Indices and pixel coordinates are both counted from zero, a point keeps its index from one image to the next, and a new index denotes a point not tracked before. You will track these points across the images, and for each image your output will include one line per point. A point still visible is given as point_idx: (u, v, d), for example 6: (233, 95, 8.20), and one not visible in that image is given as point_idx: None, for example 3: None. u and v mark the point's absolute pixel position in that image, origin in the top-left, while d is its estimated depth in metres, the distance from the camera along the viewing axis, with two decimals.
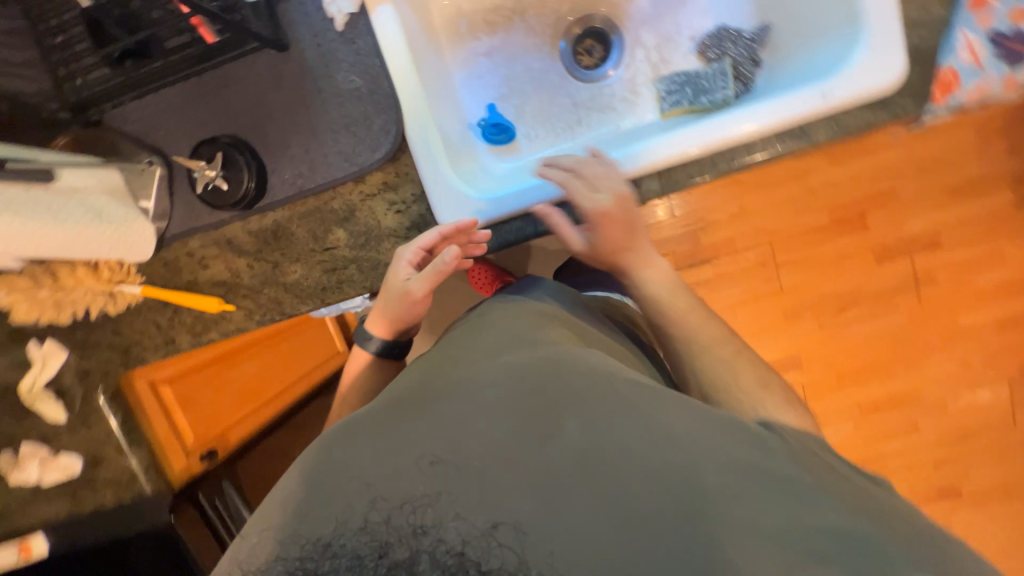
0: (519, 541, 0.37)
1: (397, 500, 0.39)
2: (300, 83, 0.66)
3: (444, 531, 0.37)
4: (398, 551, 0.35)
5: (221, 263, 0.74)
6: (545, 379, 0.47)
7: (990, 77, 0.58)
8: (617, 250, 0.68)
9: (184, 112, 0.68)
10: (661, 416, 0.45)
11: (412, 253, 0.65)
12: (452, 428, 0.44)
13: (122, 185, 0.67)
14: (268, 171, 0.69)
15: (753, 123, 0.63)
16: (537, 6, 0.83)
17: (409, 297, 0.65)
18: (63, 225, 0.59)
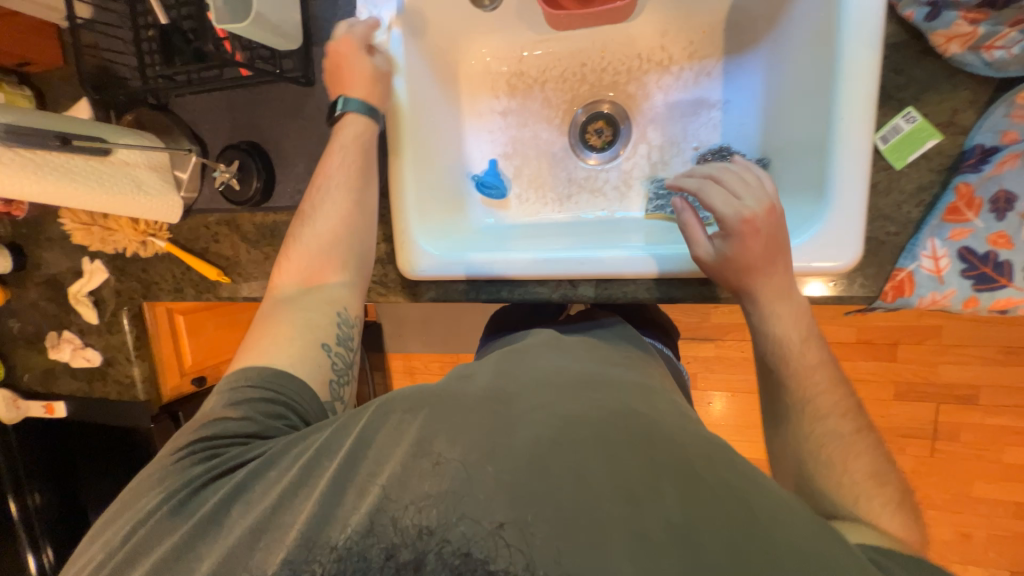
0: (527, 543, 0.36)
1: (405, 501, 0.40)
2: (317, 117, 0.77)
3: (450, 532, 0.38)
4: (405, 553, 0.38)
5: (228, 242, 0.87)
6: (609, 414, 0.43)
7: (949, 291, 0.55)
8: (753, 272, 0.59)
9: (224, 115, 0.81)
10: (711, 480, 0.39)
11: (353, 40, 0.70)
12: (488, 433, 0.42)
13: (167, 162, 0.82)
14: (275, 180, 0.81)
15: (816, 260, 0.59)
16: (559, 79, 0.86)
17: (379, 75, 0.72)
18: (109, 191, 0.73)
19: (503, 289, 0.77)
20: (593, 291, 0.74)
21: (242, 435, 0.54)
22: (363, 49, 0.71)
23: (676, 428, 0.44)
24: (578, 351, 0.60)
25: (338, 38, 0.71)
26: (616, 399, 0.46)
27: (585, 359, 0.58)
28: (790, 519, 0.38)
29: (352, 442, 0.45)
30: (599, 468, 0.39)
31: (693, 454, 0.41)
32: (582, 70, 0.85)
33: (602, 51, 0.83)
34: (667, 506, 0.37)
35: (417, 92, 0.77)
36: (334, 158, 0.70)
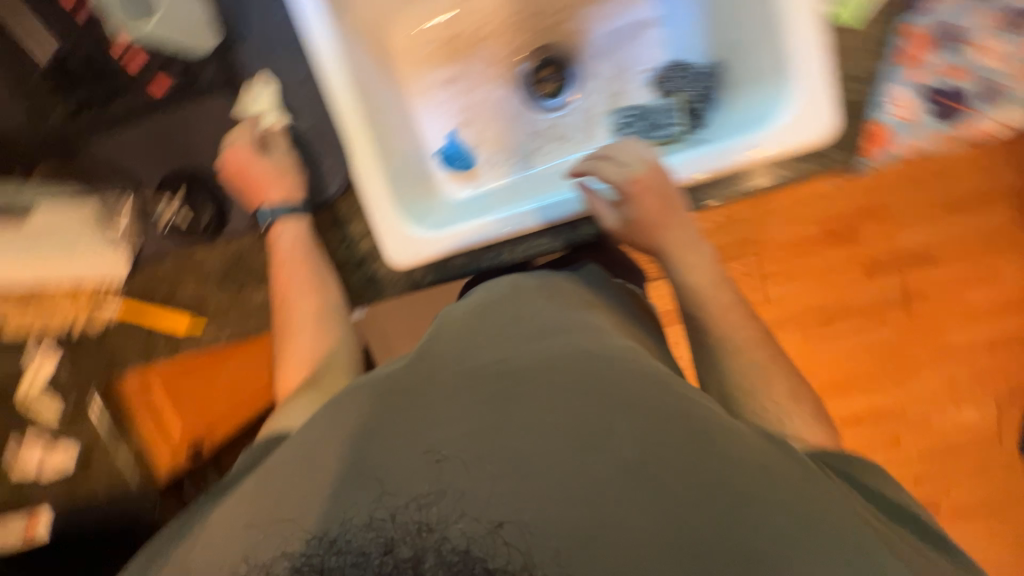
0: (525, 542, 0.34)
1: (405, 496, 0.36)
2: (254, 124, 0.70)
3: (452, 527, 0.33)
4: (404, 550, 0.32)
5: (191, 285, 0.79)
6: (595, 381, 0.44)
7: (922, 129, 0.59)
8: (655, 228, 0.65)
9: (149, 148, 0.72)
10: (681, 418, 0.41)
11: (237, 152, 0.70)
12: (490, 423, 0.41)
13: (94, 216, 0.73)
14: (228, 204, 0.74)
15: (797, 137, 0.59)
16: (494, 35, 0.84)
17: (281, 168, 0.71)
18: (46, 257, 0.69)
19: (503, 252, 0.75)
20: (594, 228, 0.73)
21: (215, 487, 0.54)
22: (250, 155, 0.70)
23: (641, 367, 0.48)
24: (549, 308, 0.59)
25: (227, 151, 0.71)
26: (572, 349, 0.49)
27: (545, 312, 0.58)
28: (748, 442, 0.42)
29: (362, 428, 0.44)
30: (589, 423, 0.41)
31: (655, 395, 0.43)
32: (516, 20, 0.83)
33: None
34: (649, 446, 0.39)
35: (359, 73, 0.72)
36: (282, 273, 0.70)
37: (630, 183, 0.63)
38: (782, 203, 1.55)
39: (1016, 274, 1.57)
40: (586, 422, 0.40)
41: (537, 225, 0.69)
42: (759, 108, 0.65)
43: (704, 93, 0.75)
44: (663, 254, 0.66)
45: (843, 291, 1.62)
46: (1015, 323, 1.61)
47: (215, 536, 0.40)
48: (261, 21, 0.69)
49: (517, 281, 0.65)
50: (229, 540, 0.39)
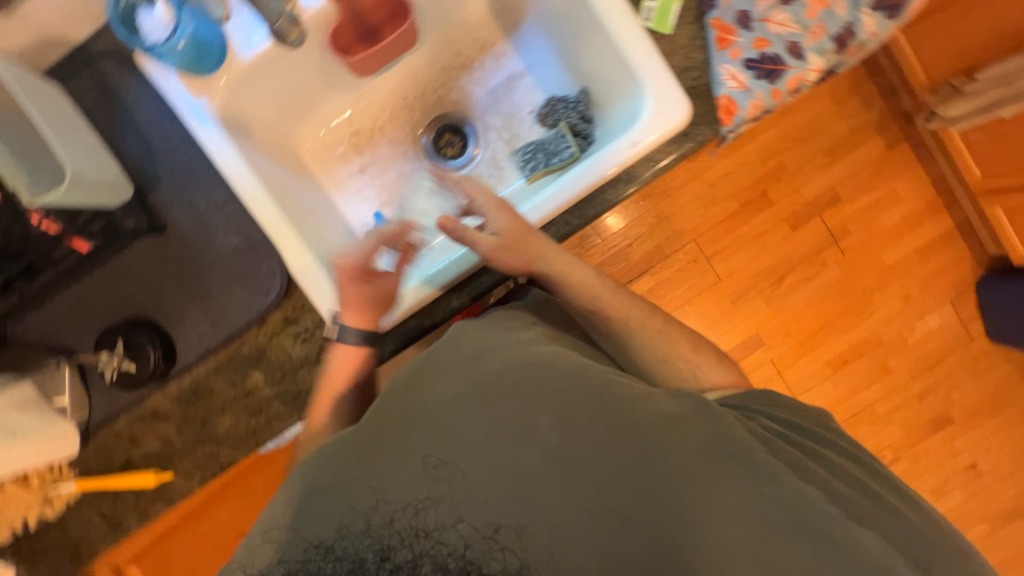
0: (518, 544, 0.45)
1: (404, 505, 0.46)
2: (184, 255, 0.72)
3: (445, 534, 0.44)
4: (400, 554, 0.43)
5: (151, 435, 0.76)
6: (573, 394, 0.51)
7: (759, 94, 0.69)
8: (523, 247, 0.68)
9: (83, 309, 0.72)
10: (615, 400, 0.51)
11: (350, 263, 0.70)
12: (483, 447, 0.48)
13: (35, 393, 0.70)
14: (173, 340, 0.73)
15: (659, 127, 0.69)
16: (392, 120, 0.93)
17: (371, 290, 0.71)
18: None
19: (450, 299, 0.76)
20: None
21: None
22: (361, 271, 0.70)
23: (609, 374, 0.55)
24: (502, 320, 0.63)
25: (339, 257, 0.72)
26: (539, 357, 0.55)
27: (486, 326, 0.61)
28: (669, 408, 0.53)
29: (366, 453, 0.49)
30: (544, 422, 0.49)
31: (598, 386, 0.52)
32: (407, 102, 0.93)
33: (415, 79, 0.92)
34: (587, 431, 0.49)
35: (271, 185, 0.77)
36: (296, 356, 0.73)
37: (492, 202, 0.69)
38: (693, 191, 1.73)
39: (911, 188, 1.76)
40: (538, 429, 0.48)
41: (437, 291, 0.73)
42: (624, 118, 0.77)
43: (583, 114, 0.85)
44: (543, 266, 0.68)
45: (780, 249, 1.75)
46: (932, 230, 1.77)
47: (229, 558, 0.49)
48: (167, 160, 0.71)
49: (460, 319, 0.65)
50: (246, 557, 0.47)
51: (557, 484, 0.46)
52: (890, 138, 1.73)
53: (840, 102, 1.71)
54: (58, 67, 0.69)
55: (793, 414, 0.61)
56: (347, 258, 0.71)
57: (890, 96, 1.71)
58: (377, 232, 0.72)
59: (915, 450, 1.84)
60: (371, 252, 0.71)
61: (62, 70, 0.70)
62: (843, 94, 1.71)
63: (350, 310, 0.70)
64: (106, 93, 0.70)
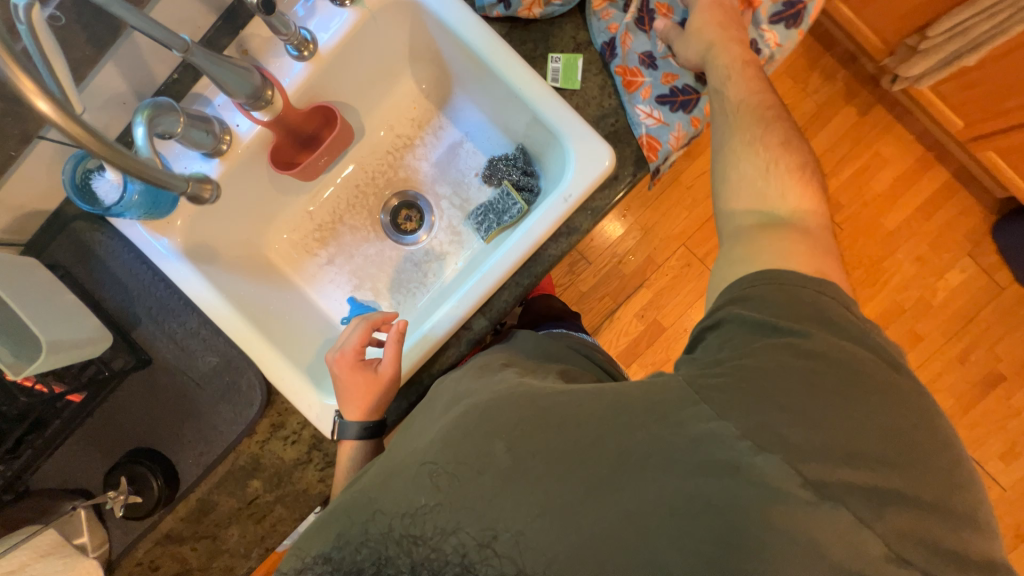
0: (515, 549, 0.48)
1: (403, 516, 0.51)
2: (172, 383, 0.77)
3: (444, 541, 0.49)
4: (401, 559, 0.50)
5: (169, 557, 0.79)
6: (544, 415, 0.52)
7: (677, 125, 0.71)
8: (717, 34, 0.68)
9: (90, 450, 0.77)
10: (557, 407, 0.53)
11: (347, 356, 0.73)
12: (470, 463, 0.51)
13: (58, 537, 0.73)
14: (174, 463, 0.77)
15: (585, 178, 0.70)
16: (349, 209, 0.96)
17: (361, 377, 0.72)
18: None
19: (422, 377, 0.78)
20: (484, 317, 0.77)
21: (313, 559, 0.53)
22: (359, 364, 0.73)
23: (602, 388, 0.54)
24: (479, 367, 0.68)
25: (335, 347, 0.75)
26: (516, 388, 0.57)
27: (458, 382, 0.66)
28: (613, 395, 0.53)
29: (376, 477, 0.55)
30: (506, 449, 0.51)
31: (539, 398, 0.54)
32: (360, 189, 0.96)
33: (362, 166, 0.95)
34: (540, 452, 0.51)
35: (241, 300, 0.81)
36: (299, 406, 0.75)
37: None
38: (673, 196, 1.73)
39: (897, 148, 1.70)
40: (495, 455, 0.51)
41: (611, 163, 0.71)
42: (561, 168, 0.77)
43: (524, 170, 0.87)
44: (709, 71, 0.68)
45: None
46: (930, 184, 1.70)
47: None
48: (144, 300, 0.77)
49: (442, 381, 0.71)
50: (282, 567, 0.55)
51: (525, 492, 0.49)
52: (861, 103, 1.69)
53: (801, 80, 1.69)
54: (36, 238, 0.76)
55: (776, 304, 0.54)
56: (343, 350, 0.74)
57: (851, 64, 1.69)
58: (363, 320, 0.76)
59: (970, 417, 1.71)
60: (361, 344, 0.73)
61: (39, 240, 0.76)
62: (803, 72, 1.69)
63: (351, 405, 0.72)
64: (83, 250, 0.76)
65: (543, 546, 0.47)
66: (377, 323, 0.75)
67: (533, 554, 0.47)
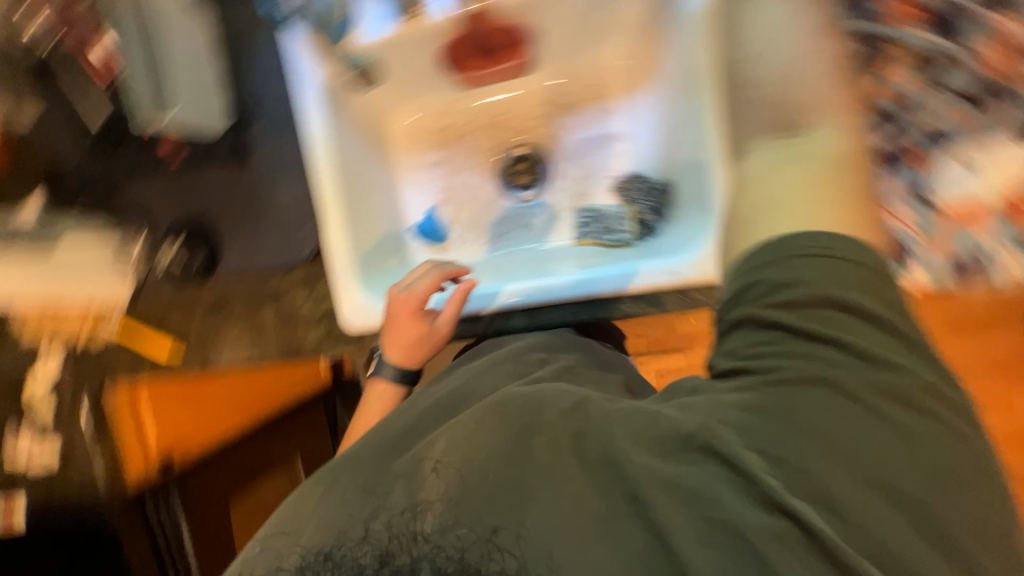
0: (517, 548, 0.44)
1: (400, 510, 0.50)
2: (255, 189, 0.83)
3: (445, 537, 0.46)
4: (400, 558, 0.47)
5: (181, 316, 0.91)
6: (580, 420, 0.48)
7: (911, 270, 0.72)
8: None
9: (167, 198, 0.86)
10: (594, 427, 0.47)
11: (410, 301, 0.74)
12: (484, 454, 0.49)
13: (114, 249, 0.87)
14: (219, 253, 0.84)
15: (693, 269, 0.69)
16: (478, 129, 0.95)
17: (415, 326, 0.75)
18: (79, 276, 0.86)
19: None
20: (524, 319, 0.79)
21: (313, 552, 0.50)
22: (417, 314, 0.75)
23: (640, 410, 0.47)
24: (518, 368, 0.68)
25: (400, 286, 0.76)
26: (547, 392, 0.54)
27: (502, 372, 0.68)
28: (642, 410, 0.47)
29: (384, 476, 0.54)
30: (544, 445, 0.48)
31: (559, 403, 0.51)
32: (497, 121, 0.93)
33: (513, 102, 0.92)
34: (554, 476, 0.46)
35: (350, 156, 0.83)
36: (335, 278, 0.79)
37: None
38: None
39: None
40: (534, 449, 0.48)
41: (667, 282, 0.70)
42: (685, 236, 0.76)
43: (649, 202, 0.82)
44: None
45: None
46: None
47: (285, 519, 0.56)
48: (272, 107, 0.81)
49: (488, 361, 0.73)
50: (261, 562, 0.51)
51: (549, 492, 0.45)
52: None
53: None
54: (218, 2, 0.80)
55: (795, 261, 0.42)
56: (407, 292, 0.75)
57: None
58: (429, 269, 0.77)
59: None
60: (428, 291, 0.74)
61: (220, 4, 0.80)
62: None
63: (397, 350, 0.76)
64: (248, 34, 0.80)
65: (550, 539, 0.43)
66: (447, 275, 0.76)
67: (539, 548, 0.43)
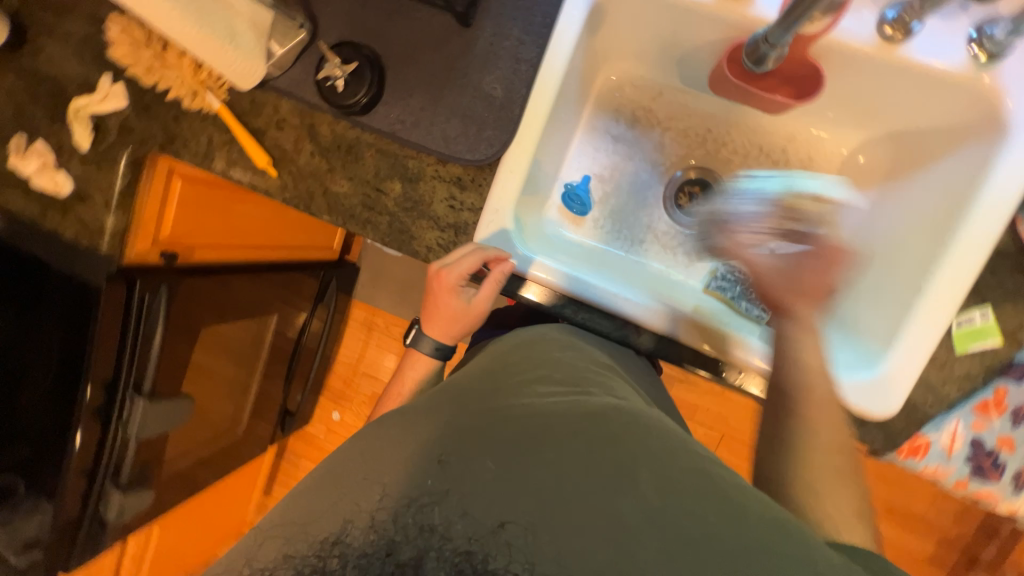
0: (527, 539, 0.40)
1: (412, 498, 0.42)
2: (456, 59, 0.73)
3: (451, 529, 0.41)
4: (402, 552, 0.40)
5: (292, 135, 0.78)
6: (619, 432, 0.48)
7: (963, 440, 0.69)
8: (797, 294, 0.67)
9: (353, 9, 0.75)
10: (635, 448, 0.46)
11: (448, 276, 0.69)
12: (513, 443, 0.46)
13: (266, 25, 0.73)
14: (380, 101, 0.74)
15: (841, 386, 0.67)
16: (679, 131, 0.88)
17: (451, 304, 0.72)
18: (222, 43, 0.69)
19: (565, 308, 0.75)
20: (653, 343, 0.74)
21: (322, 539, 0.41)
22: (452, 290, 0.70)
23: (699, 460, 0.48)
24: (565, 367, 0.62)
25: (443, 261, 0.71)
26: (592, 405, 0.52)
27: (556, 365, 0.63)
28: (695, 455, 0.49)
29: (400, 443, 0.47)
30: (582, 442, 0.46)
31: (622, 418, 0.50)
32: (702, 134, 0.87)
33: (728, 128, 0.86)
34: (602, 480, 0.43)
35: (567, 85, 0.75)
36: (490, 200, 0.72)
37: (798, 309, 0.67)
38: None
39: None
40: (612, 460, 0.45)
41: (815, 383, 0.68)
42: (833, 350, 0.73)
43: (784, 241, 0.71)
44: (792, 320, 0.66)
45: None
46: None
47: (306, 498, 0.46)
48: None
49: (543, 346, 0.69)
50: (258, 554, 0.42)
51: (578, 488, 0.43)
52: None
53: None
54: None
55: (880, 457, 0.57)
56: (448, 268, 0.69)
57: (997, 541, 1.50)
58: (471, 249, 0.71)
59: None
60: (467, 271, 0.69)
61: None
62: None
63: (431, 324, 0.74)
64: None
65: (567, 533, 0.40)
66: (489, 260, 0.70)
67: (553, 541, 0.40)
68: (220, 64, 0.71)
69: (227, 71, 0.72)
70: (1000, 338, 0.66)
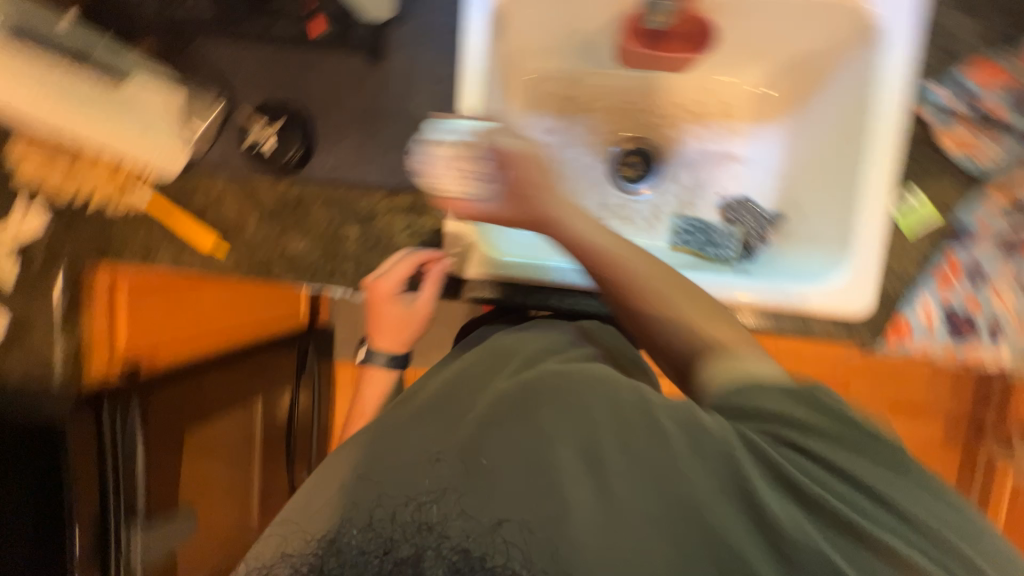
0: (512, 530, 0.47)
1: (408, 501, 0.50)
2: (378, 94, 0.74)
3: (445, 527, 0.48)
4: (402, 549, 0.48)
5: (234, 208, 0.76)
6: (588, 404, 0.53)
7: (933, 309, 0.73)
8: (536, 203, 0.64)
9: (264, 71, 0.75)
10: (602, 416, 0.52)
11: (383, 285, 0.74)
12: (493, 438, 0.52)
13: (180, 106, 0.73)
14: (314, 151, 0.74)
15: (819, 296, 0.72)
16: (604, 109, 0.92)
17: (394, 309, 0.76)
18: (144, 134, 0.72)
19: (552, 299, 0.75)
20: None
21: (325, 539, 0.49)
22: (391, 297, 0.74)
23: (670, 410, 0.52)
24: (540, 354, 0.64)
25: (378, 272, 0.75)
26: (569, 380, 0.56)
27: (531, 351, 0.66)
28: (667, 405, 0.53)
29: (397, 447, 0.54)
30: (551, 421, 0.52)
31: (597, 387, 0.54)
32: (625, 107, 0.92)
33: (647, 94, 0.91)
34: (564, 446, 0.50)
35: (490, 91, 0.77)
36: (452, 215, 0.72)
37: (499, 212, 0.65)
38: None
39: None
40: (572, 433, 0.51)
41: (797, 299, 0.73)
42: (801, 267, 0.78)
43: (482, 178, 0.65)
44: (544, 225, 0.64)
45: None
46: None
47: (313, 495, 0.53)
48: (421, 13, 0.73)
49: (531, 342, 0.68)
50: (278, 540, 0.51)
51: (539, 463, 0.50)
52: None
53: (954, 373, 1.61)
54: None
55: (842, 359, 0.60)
56: (381, 278, 0.74)
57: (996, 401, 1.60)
58: (401, 254, 0.74)
59: None
60: (399, 277, 0.73)
61: None
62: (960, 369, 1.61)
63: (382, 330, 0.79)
64: None
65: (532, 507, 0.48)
66: (421, 261, 0.73)
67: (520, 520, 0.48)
68: (144, 154, 0.72)
69: (152, 160, 0.73)
70: (937, 217, 0.73)
